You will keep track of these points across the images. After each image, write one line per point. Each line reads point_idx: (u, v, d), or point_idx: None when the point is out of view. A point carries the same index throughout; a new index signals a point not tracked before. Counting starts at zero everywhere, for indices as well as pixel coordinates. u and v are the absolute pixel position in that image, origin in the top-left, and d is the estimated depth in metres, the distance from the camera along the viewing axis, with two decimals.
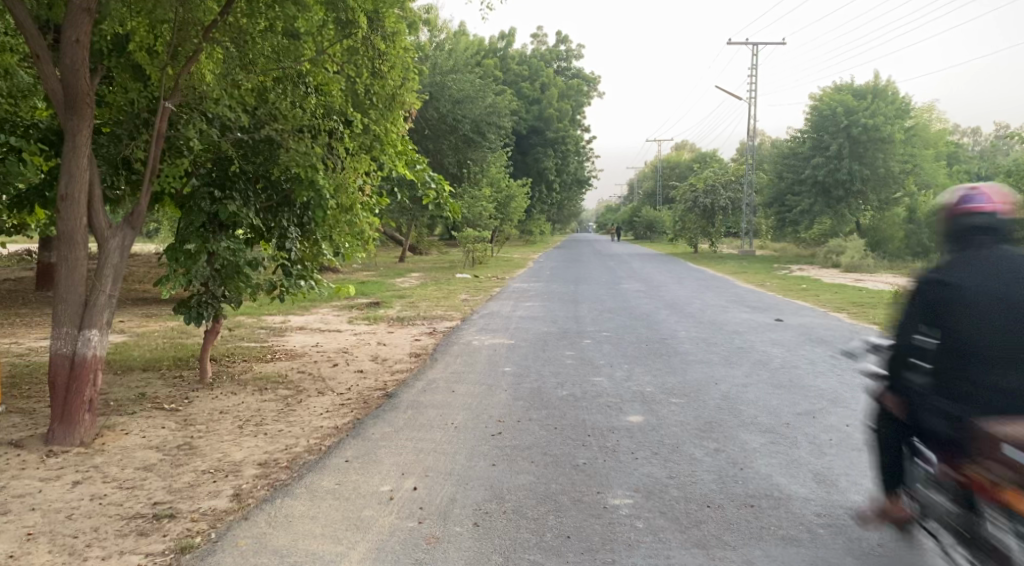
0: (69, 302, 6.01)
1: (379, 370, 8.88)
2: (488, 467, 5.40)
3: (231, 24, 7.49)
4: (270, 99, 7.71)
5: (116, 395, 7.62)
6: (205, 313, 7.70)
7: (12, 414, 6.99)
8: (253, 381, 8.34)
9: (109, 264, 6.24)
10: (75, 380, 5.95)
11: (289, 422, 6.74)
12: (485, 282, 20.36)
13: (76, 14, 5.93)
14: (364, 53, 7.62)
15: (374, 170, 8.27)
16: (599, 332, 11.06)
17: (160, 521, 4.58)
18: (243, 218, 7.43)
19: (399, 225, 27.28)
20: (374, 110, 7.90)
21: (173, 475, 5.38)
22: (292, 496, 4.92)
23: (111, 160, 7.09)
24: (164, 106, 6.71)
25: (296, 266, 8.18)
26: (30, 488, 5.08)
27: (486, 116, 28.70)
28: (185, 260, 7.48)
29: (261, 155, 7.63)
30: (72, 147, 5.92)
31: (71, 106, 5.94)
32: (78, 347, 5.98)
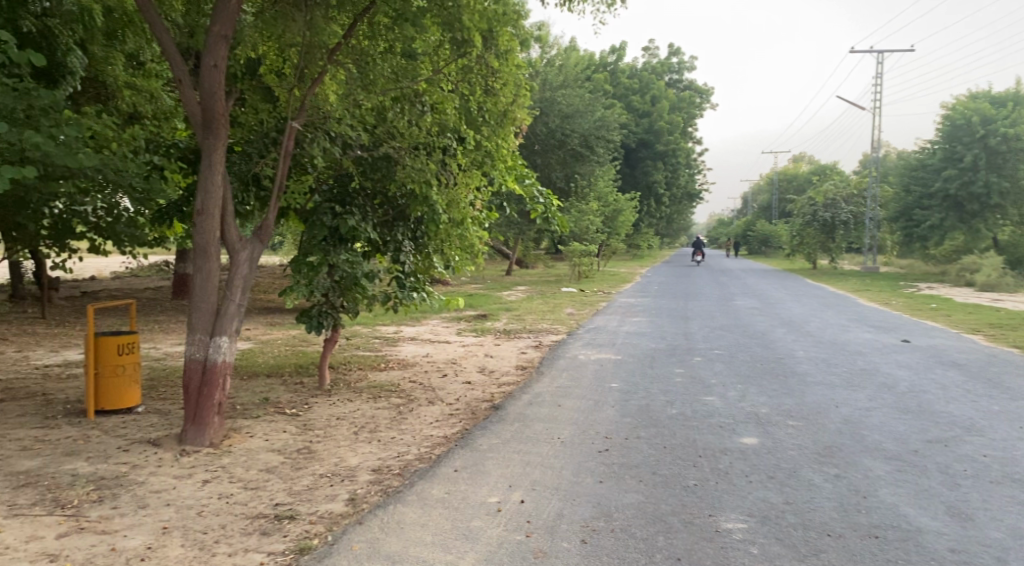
0: (203, 310, 6.39)
1: (486, 383, 8.93)
2: (595, 483, 5.36)
3: (354, 47, 8.01)
4: (389, 118, 7.93)
5: (242, 399, 8.06)
6: (324, 323, 8.04)
7: (151, 414, 7.50)
8: (367, 389, 8.61)
9: (239, 275, 6.62)
10: (207, 384, 6.33)
11: (401, 430, 6.92)
12: (590, 296, 20.29)
13: (215, 41, 6.33)
14: (477, 71, 7.88)
15: (485, 185, 8.38)
16: (710, 350, 10.76)
17: (281, 521, 4.80)
18: (362, 232, 7.73)
19: (506, 239, 27.62)
20: (486, 127, 8.04)
21: (293, 478, 5.62)
22: (403, 503, 5.04)
23: (242, 178, 7.41)
24: (292, 126, 6.99)
25: (409, 278, 8.35)
26: (166, 485, 5.43)
27: (595, 130, 28.96)
28: (308, 271, 7.88)
29: (379, 171, 7.87)
30: (208, 165, 6.32)
31: (208, 127, 6.33)
32: (210, 352, 6.35)
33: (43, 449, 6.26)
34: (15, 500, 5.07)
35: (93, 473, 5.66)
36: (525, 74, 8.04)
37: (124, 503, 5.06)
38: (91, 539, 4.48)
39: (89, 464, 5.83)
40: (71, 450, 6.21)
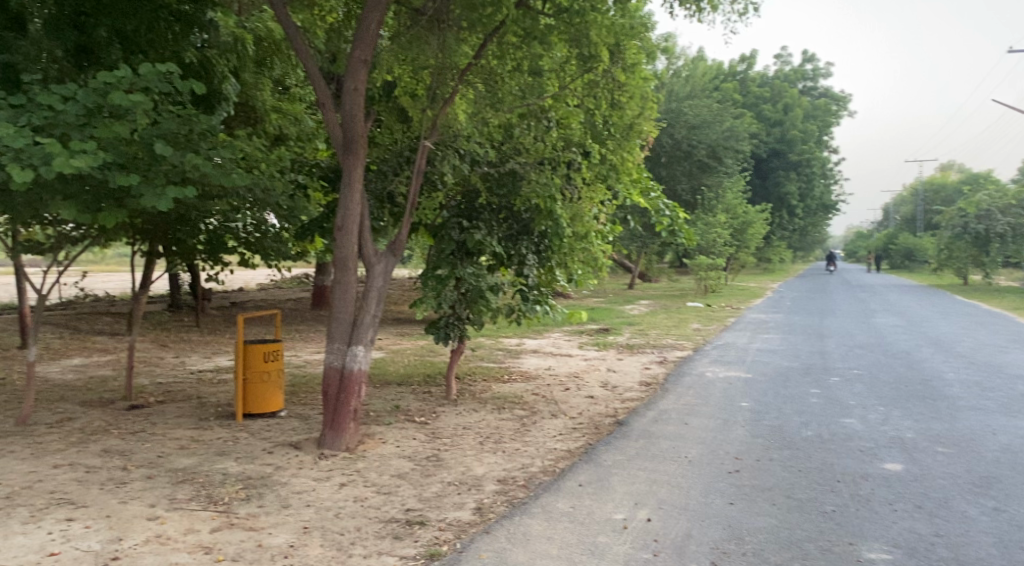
0: (341, 321, 6.69)
1: (609, 398, 8.85)
2: (725, 505, 5.21)
3: (483, 66, 8.00)
4: (515, 135, 8.10)
5: (375, 406, 8.38)
6: (451, 334, 8.27)
7: (292, 418, 7.93)
8: (492, 400, 8.75)
9: (375, 287, 6.90)
10: (344, 391, 6.61)
11: (525, 442, 6.99)
12: (717, 311, 19.73)
13: (355, 65, 6.66)
14: (603, 86, 7.84)
15: (609, 199, 8.46)
16: (849, 370, 10.21)
17: (412, 526, 4.95)
18: (487, 246, 7.92)
19: (630, 252, 27.36)
20: (612, 140, 8.01)
21: (423, 484, 5.78)
22: (528, 515, 5.08)
23: (378, 195, 7.81)
24: (424, 144, 7.20)
25: (532, 291, 8.42)
26: (306, 486, 5.73)
27: (722, 140, 28.34)
28: (435, 284, 8.11)
29: (505, 186, 7.95)
30: (348, 183, 6.65)
31: (347, 147, 6.66)
32: (347, 361, 6.64)
33: (198, 448, 6.74)
34: (175, 494, 5.49)
35: (241, 472, 6.05)
36: (652, 87, 7.98)
37: (269, 502, 5.38)
38: (241, 535, 4.78)
39: (237, 464, 6.23)
40: (222, 450, 6.67)
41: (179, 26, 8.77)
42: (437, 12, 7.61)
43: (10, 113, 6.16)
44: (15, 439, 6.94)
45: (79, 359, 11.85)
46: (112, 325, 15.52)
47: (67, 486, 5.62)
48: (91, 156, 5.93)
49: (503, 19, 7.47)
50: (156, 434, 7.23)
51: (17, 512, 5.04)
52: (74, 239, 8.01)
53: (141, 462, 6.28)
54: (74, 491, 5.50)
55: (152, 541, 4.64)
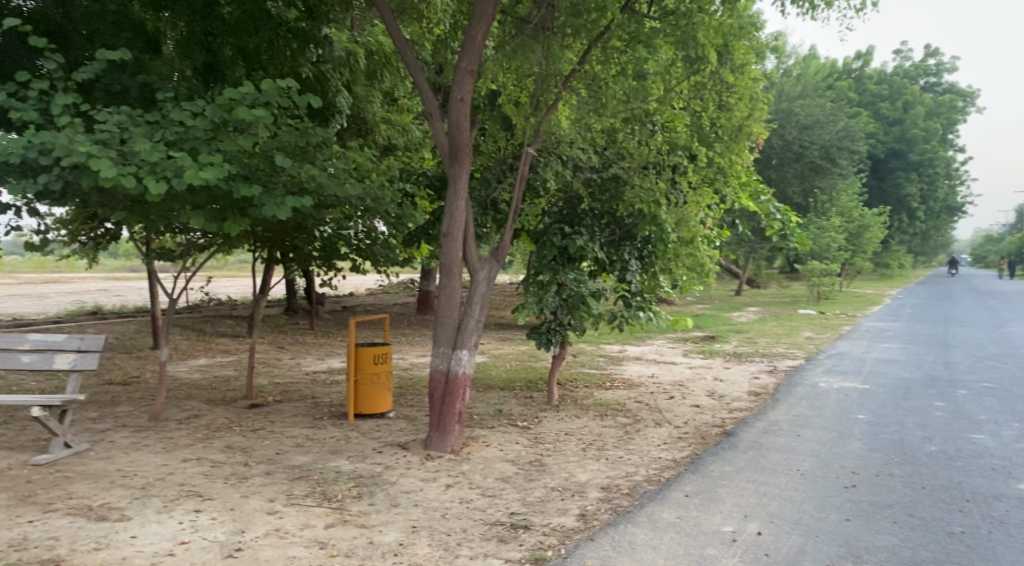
0: (446, 325, 6.82)
1: (716, 407, 8.64)
2: (841, 521, 4.99)
3: (587, 72, 7.81)
4: (618, 139, 8.11)
5: (479, 410, 8.50)
6: (552, 339, 8.34)
7: (399, 420, 8.15)
8: (595, 407, 8.72)
9: (479, 293, 7.00)
10: (449, 394, 6.73)
11: (629, 450, 6.92)
12: (831, 319, 18.90)
13: (462, 76, 6.79)
14: (711, 87, 7.61)
15: (716, 203, 8.30)
16: (978, 383, 9.57)
17: (517, 530, 4.99)
18: (589, 251, 7.94)
19: (737, 257, 26.65)
20: (719, 143, 7.79)
21: (527, 489, 5.82)
22: (633, 523, 5.04)
23: (482, 202, 8.09)
24: (528, 151, 7.26)
25: (636, 297, 8.33)
26: (414, 486, 5.87)
27: (836, 141, 27.23)
28: (537, 289, 8.22)
29: (608, 192, 8.11)
30: (454, 191, 6.79)
31: (454, 155, 6.80)
32: (452, 364, 6.77)
33: (313, 446, 7.03)
34: (291, 490, 5.74)
35: (353, 471, 6.26)
36: (762, 87, 7.69)
37: (379, 501, 5.54)
38: (353, 532, 4.95)
39: (349, 463, 6.46)
40: (335, 448, 6.92)
41: (296, 43, 9.22)
42: (542, 20, 7.60)
43: (146, 128, 6.60)
44: (148, 433, 7.43)
45: (204, 359, 12.57)
46: (233, 328, 16.39)
47: (195, 479, 5.97)
48: (218, 168, 6.30)
49: (609, 23, 7.45)
50: (274, 432, 7.58)
51: (151, 502, 5.39)
52: (201, 246, 8.51)
53: (261, 458, 6.60)
54: (201, 484, 5.83)
55: (271, 535, 4.87)
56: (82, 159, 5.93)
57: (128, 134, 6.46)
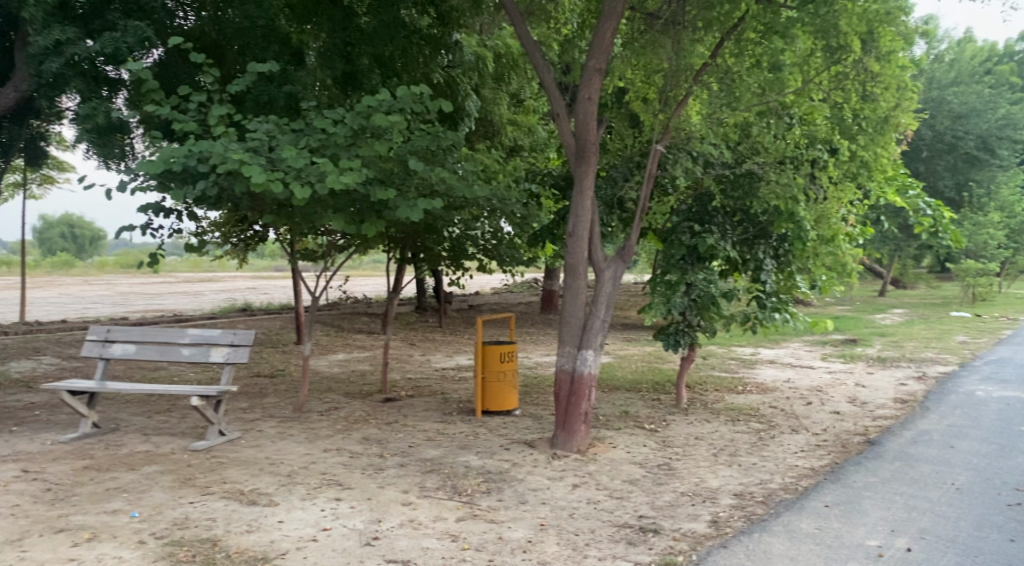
0: (571, 325, 6.82)
1: (858, 415, 8.19)
2: (1003, 541, 4.61)
3: (719, 65, 7.52)
4: (753, 133, 7.80)
5: (605, 411, 8.45)
6: (681, 341, 8.14)
7: (525, 418, 8.23)
8: (726, 411, 8.47)
9: (604, 293, 6.94)
10: (574, 394, 6.71)
11: (763, 456, 6.67)
12: (990, 323, 17.47)
13: (590, 75, 6.75)
14: (854, 78, 7.24)
15: (859, 198, 7.96)
16: None
17: (646, 533, 4.92)
18: (720, 250, 7.72)
19: (881, 256, 25.16)
20: (863, 135, 7.45)
21: (656, 492, 5.73)
22: (769, 532, 4.85)
23: (608, 201, 7.98)
24: (656, 148, 7.12)
25: (771, 298, 8.11)
26: (541, 484, 5.91)
27: (996, 130, 25.19)
28: (665, 288, 8.12)
29: (741, 188, 7.80)
30: (580, 190, 6.77)
31: (580, 154, 6.79)
32: (577, 365, 6.75)
33: (443, 440, 7.22)
34: (424, 483, 5.91)
35: (482, 466, 6.37)
36: (911, 74, 7.28)
37: (507, 497, 5.62)
38: (483, 526, 5.04)
39: (478, 458, 6.58)
40: (464, 444, 7.08)
41: (428, 49, 9.51)
42: (673, 15, 7.33)
43: (291, 136, 6.99)
44: (293, 424, 7.87)
45: (342, 355, 13.17)
46: (369, 325, 17.07)
47: (334, 468, 6.27)
48: (355, 173, 6.57)
49: (743, 15, 7.22)
50: (407, 426, 7.84)
51: (296, 489, 5.70)
52: (340, 247, 8.91)
53: (395, 451, 6.84)
54: (341, 474, 6.11)
55: (406, 525, 5.03)
56: (235, 166, 6.34)
57: (275, 142, 6.86)
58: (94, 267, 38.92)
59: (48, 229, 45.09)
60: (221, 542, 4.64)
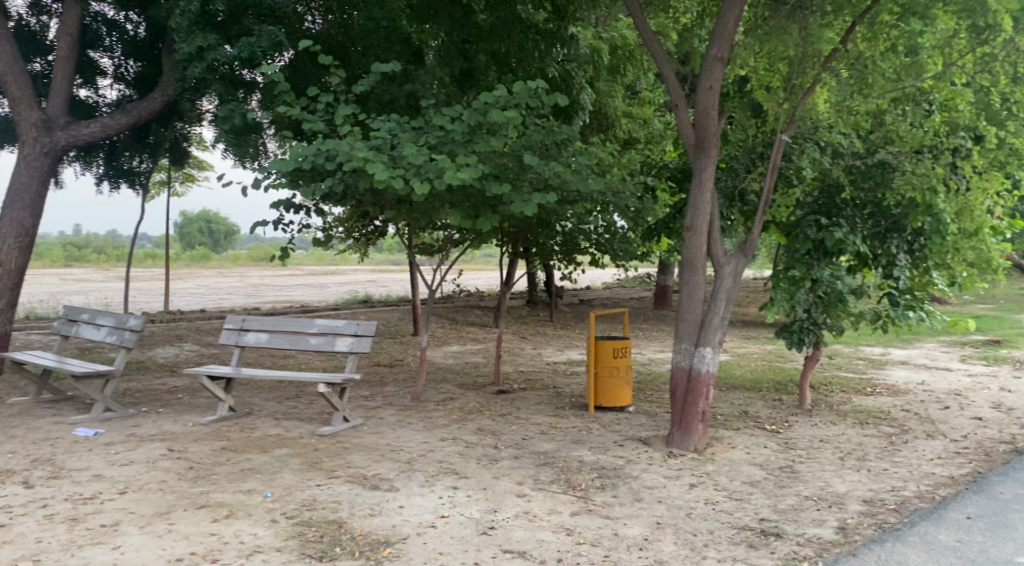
0: (689, 322, 6.66)
1: (1003, 422, 7.62)
2: None
3: (849, 50, 7.19)
4: (887, 121, 7.36)
5: (723, 409, 8.24)
6: (805, 339, 7.88)
7: (640, 414, 8.14)
8: (854, 413, 8.08)
9: (724, 288, 6.74)
10: (691, 392, 6.57)
11: (895, 462, 6.32)
12: None
13: (711, 64, 6.56)
14: (1003, 59, 6.60)
15: (1006, 189, 7.38)
16: None
17: (768, 537, 4.77)
18: (849, 246, 7.35)
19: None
20: (1013, 121, 6.90)
21: (778, 495, 5.54)
22: (903, 542, 4.60)
23: (728, 193, 7.84)
24: (781, 138, 6.85)
25: (904, 295, 7.79)
26: (657, 482, 5.83)
27: None
28: (788, 285, 7.86)
29: (872, 179, 7.50)
30: (699, 182, 6.62)
31: (700, 146, 6.63)
32: (695, 362, 6.60)
33: (557, 434, 7.24)
34: (539, 475, 5.96)
35: (596, 461, 6.35)
36: None
37: (623, 494, 5.58)
38: (599, 522, 5.02)
39: (592, 453, 6.56)
40: (578, 438, 7.07)
41: (543, 44, 9.56)
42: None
43: (412, 133, 7.16)
44: (411, 412, 8.11)
45: (457, 347, 13.44)
46: (481, 318, 17.33)
47: (451, 457, 6.41)
48: (473, 168, 6.67)
49: None
50: (521, 418, 7.91)
51: (415, 475, 5.87)
52: (456, 242, 9.11)
53: (509, 442, 6.92)
54: (457, 463, 6.24)
55: (521, 517, 5.08)
56: (361, 164, 6.57)
57: (397, 140, 7.05)
58: (228, 259, 41.36)
59: (187, 224, 48.24)
60: (347, 524, 4.83)
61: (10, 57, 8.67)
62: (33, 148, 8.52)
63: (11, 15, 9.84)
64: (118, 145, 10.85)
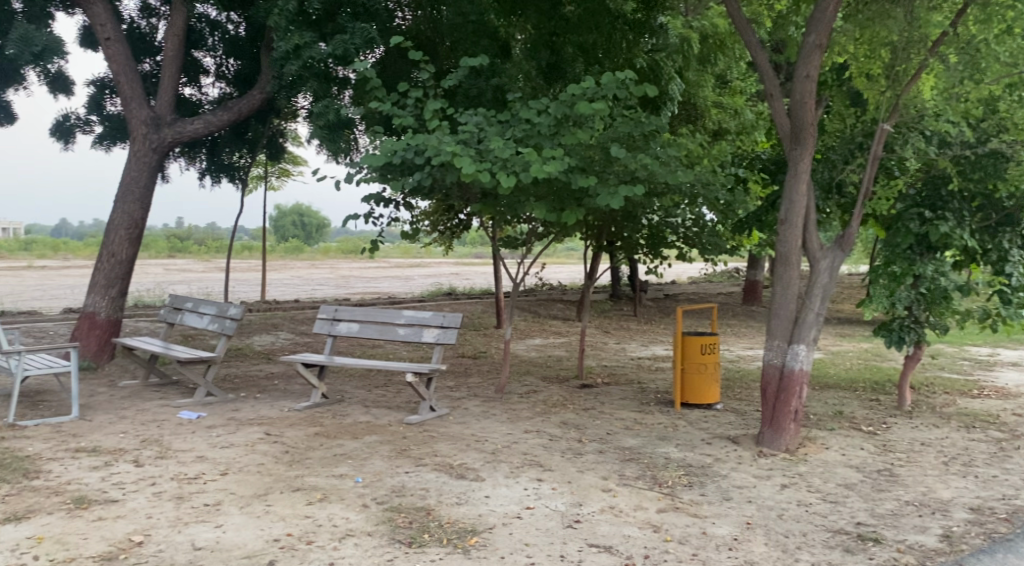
0: (783, 318, 6.48)
1: None
2: None
3: (959, 35, 6.72)
4: (1000, 109, 7.13)
5: (816, 409, 7.98)
6: (906, 338, 7.51)
7: (728, 412, 7.97)
8: (958, 417, 7.69)
9: (819, 284, 6.51)
10: (784, 391, 6.40)
11: (1005, 469, 5.99)
12: None
13: (809, 51, 6.34)
14: None
15: None
16: None
17: (866, 542, 4.59)
18: (955, 241, 6.96)
19: None
20: None
21: (876, 499, 5.32)
22: (1015, 554, 4.36)
23: (825, 185, 7.52)
24: (883, 128, 6.54)
25: (1017, 293, 7.36)
26: (747, 482, 5.70)
27: None
28: (889, 281, 7.54)
29: (983, 169, 7.10)
30: (794, 174, 6.41)
31: (796, 136, 6.42)
32: (788, 359, 6.40)
33: (642, 430, 7.17)
34: (624, 471, 5.91)
35: (682, 459, 6.25)
36: None
37: (711, 492, 5.47)
38: (686, 520, 4.95)
39: (679, 451, 6.46)
40: (664, 435, 6.98)
41: (632, 34, 9.45)
42: None
43: (498, 127, 7.17)
44: (495, 404, 8.17)
45: (540, 340, 13.47)
46: (565, 311, 17.32)
47: (536, 450, 6.44)
48: (559, 161, 6.63)
49: None
50: (605, 413, 7.86)
51: (500, 466, 5.92)
52: (540, 235, 9.07)
53: (594, 437, 6.89)
54: (542, 455, 6.26)
55: (607, 511, 5.06)
56: (449, 158, 6.65)
57: (484, 134, 7.09)
58: (320, 251, 42.73)
59: (281, 218, 50.06)
60: (434, 512, 4.92)
61: (122, 57, 9.17)
62: (142, 144, 8.98)
63: (124, 18, 10.42)
64: (219, 140, 11.33)
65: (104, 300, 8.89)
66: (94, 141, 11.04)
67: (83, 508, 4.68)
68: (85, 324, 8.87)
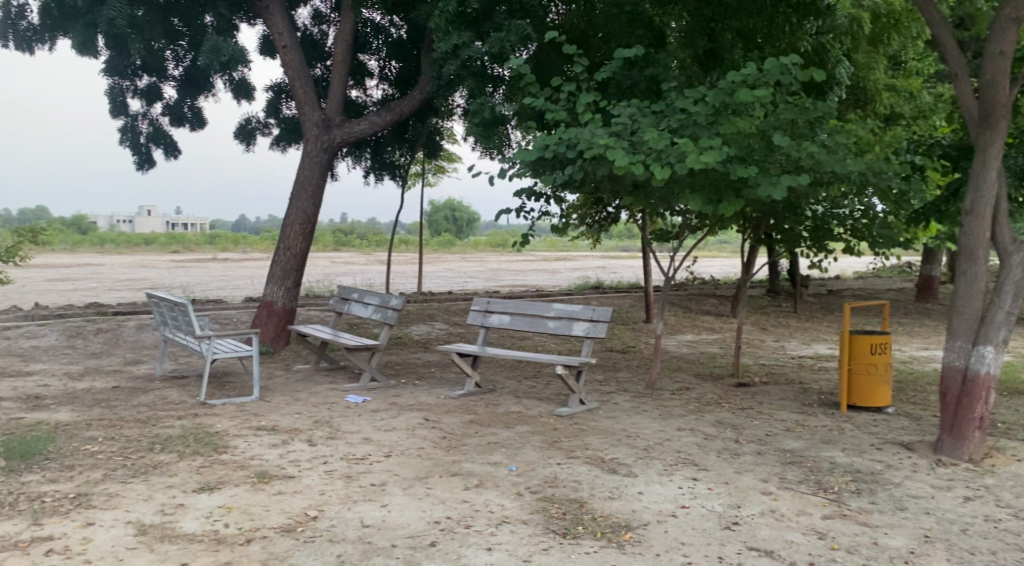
0: (965, 316, 5.97)
1: None
2: None
3: None
4: None
5: (1005, 417, 7.28)
6: None
7: (900, 417, 7.44)
8: None
9: (1010, 281, 5.91)
10: (966, 396, 5.88)
11: None
12: None
13: (1003, 25, 5.79)
14: None
15: None
16: None
17: None
18: None
19: None
20: None
21: None
22: None
23: (1019, 171, 6.80)
24: None
25: None
26: (924, 492, 5.30)
27: None
28: None
29: None
30: (982, 161, 5.87)
31: (985, 120, 5.88)
32: (972, 362, 5.87)
33: (804, 432, 6.84)
34: (785, 474, 5.66)
35: (850, 464, 5.90)
36: None
37: (882, 501, 5.13)
38: (855, 528, 4.67)
39: (845, 456, 6.11)
40: (829, 438, 6.62)
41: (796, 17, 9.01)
42: None
43: (653, 118, 7.06)
44: (646, 399, 8.06)
45: (692, 335, 13.16)
46: (718, 307, 16.81)
47: (690, 448, 6.30)
48: (717, 151, 6.42)
49: None
50: (763, 413, 7.57)
51: (653, 463, 5.83)
52: (693, 228, 8.78)
53: (752, 437, 6.65)
54: (697, 454, 6.11)
55: (768, 515, 4.87)
56: (601, 151, 6.59)
57: (637, 125, 7.00)
58: (472, 244, 43.91)
59: (436, 213, 51.83)
60: (588, 505, 4.92)
61: (297, 64, 9.80)
62: (314, 144, 9.58)
63: (299, 26, 11.16)
64: (382, 140, 11.93)
65: (280, 290, 9.56)
66: (272, 142, 11.91)
67: (265, 482, 5.07)
68: (264, 312, 9.58)
